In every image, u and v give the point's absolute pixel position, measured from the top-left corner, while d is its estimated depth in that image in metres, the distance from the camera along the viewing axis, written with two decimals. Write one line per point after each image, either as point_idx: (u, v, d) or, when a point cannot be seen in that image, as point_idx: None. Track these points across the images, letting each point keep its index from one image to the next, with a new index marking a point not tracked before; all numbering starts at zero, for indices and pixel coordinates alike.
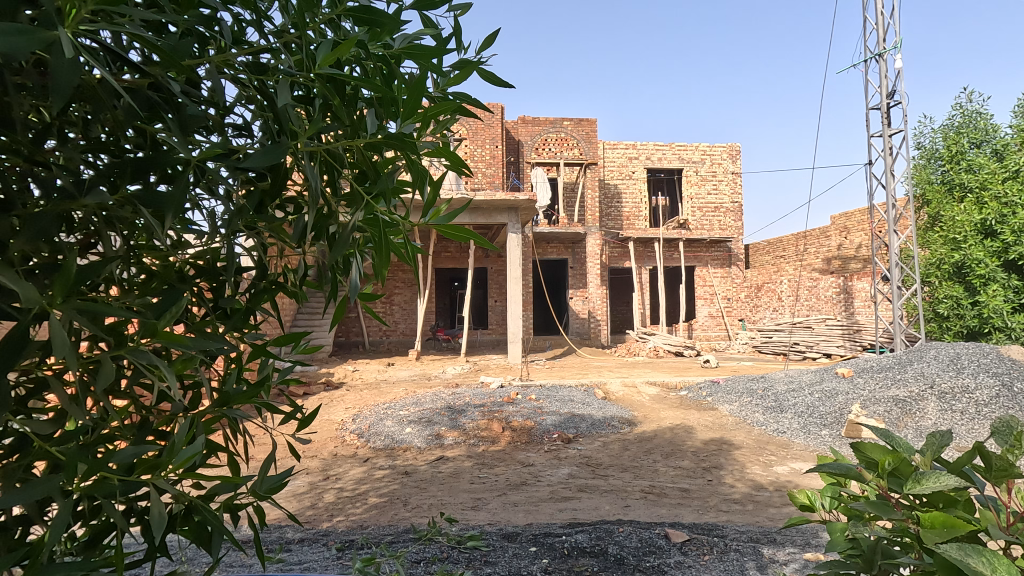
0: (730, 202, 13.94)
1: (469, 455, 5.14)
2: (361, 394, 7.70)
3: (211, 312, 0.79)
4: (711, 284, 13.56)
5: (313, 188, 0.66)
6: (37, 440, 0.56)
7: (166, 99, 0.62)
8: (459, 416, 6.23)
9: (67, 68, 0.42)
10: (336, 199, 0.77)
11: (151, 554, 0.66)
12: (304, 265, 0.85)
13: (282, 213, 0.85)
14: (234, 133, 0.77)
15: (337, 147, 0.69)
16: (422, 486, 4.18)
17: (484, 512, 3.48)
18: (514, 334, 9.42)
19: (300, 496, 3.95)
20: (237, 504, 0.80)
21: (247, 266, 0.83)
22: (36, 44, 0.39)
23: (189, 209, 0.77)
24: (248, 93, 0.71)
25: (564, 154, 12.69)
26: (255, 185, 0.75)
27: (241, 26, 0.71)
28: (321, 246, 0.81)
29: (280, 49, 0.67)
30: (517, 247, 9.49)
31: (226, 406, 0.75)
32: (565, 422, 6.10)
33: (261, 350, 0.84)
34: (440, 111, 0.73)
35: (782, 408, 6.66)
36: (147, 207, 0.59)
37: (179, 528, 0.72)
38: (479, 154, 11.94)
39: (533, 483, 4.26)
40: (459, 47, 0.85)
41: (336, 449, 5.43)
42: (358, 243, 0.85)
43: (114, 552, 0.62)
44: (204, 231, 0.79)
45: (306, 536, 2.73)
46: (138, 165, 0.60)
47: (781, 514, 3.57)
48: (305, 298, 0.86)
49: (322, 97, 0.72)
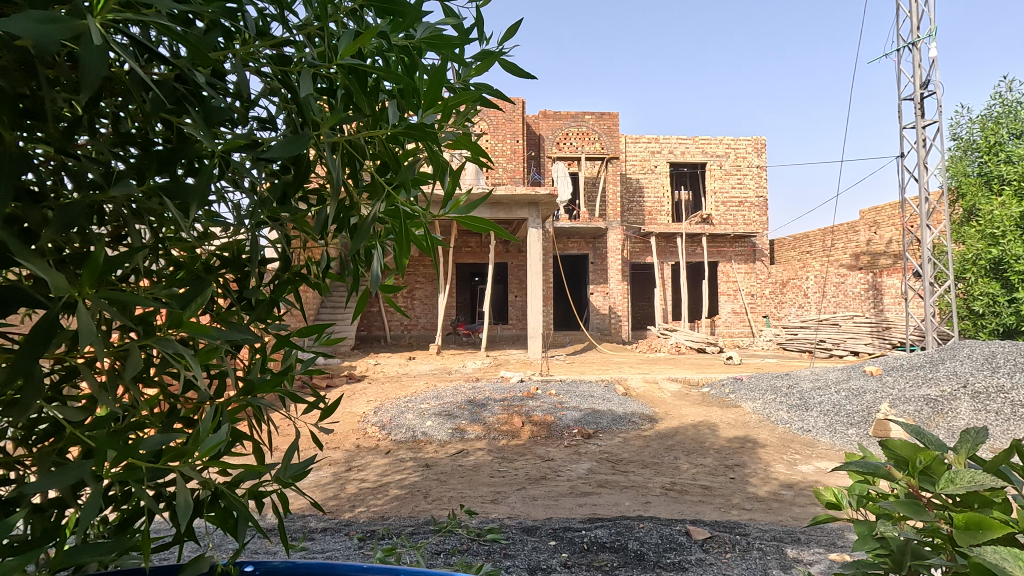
0: (756, 197, 13.69)
1: (489, 449, 5.16)
2: (383, 386, 7.80)
3: (236, 303, 0.80)
4: (734, 280, 13.37)
5: (334, 180, 0.66)
6: (69, 427, 0.57)
7: (192, 92, 0.63)
8: (479, 410, 6.25)
9: (96, 59, 0.42)
10: (358, 191, 0.77)
11: (179, 538, 0.67)
12: (326, 257, 0.85)
13: (306, 205, 0.86)
14: (258, 126, 0.78)
15: (359, 138, 0.69)
16: (442, 479, 4.21)
17: (504, 506, 3.50)
18: (535, 329, 9.44)
19: (323, 486, 4.02)
20: (262, 491, 0.81)
21: (271, 258, 0.84)
22: (67, 34, 0.40)
23: (214, 201, 0.78)
24: (272, 86, 0.72)
25: (585, 148, 12.61)
26: (279, 177, 0.75)
27: (265, 20, 0.72)
28: (343, 239, 0.81)
29: (302, 42, 0.68)
30: (537, 243, 9.48)
31: (250, 395, 0.76)
32: (586, 417, 6.09)
33: (285, 341, 0.85)
34: (462, 102, 0.73)
35: (808, 406, 6.54)
36: (173, 200, 0.60)
37: (206, 514, 0.73)
38: (501, 149, 11.95)
39: (554, 478, 4.25)
40: (481, 37, 0.85)
41: (359, 440, 5.52)
42: (379, 235, 0.85)
43: (143, 536, 0.63)
44: (230, 223, 0.80)
45: (328, 525, 2.77)
46: (164, 158, 0.61)
47: (806, 514, 3.51)
48: (327, 289, 0.87)
49: (344, 88, 0.72)
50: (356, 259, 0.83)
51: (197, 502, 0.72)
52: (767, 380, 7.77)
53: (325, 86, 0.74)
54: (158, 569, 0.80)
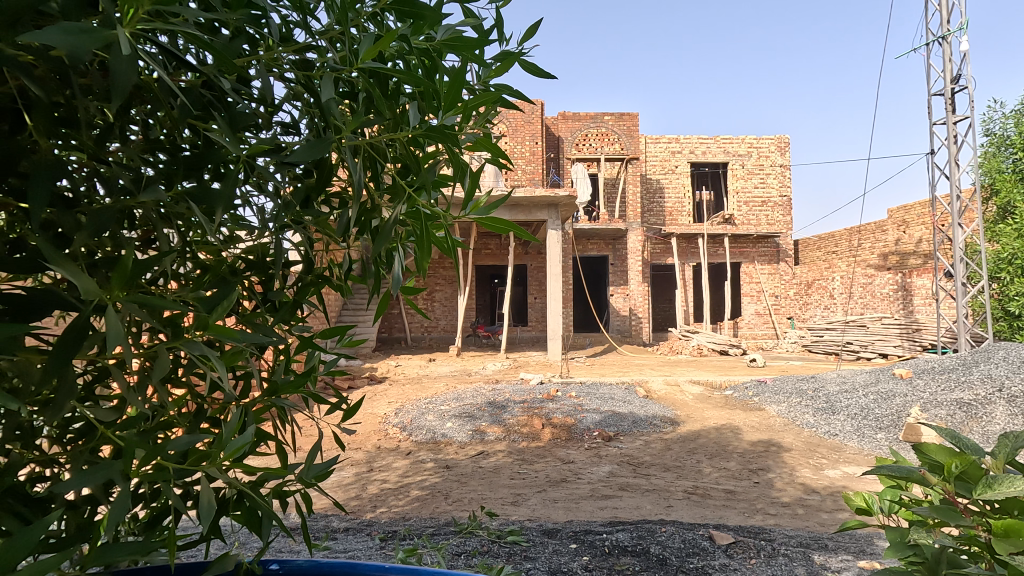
0: (779, 196, 13.46)
1: (509, 451, 5.15)
2: (404, 388, 7.86)
3: (261, 305, 0.82)
4: (758, 281, 13.16)
5: (355, 183, 0.67)
6: (100, 427, 0.59)
7: (218, 98, 0.64)
8: (500, 412, 6.26)
9: (125, 66, 0.43)
10: (379, 194, 0.77)
11: (206, 537, 0.68)
12: (349, 259, 0.86)
13: (328, 208, 0.87)
14: (282, 131, 0.79)
15: (380, 141, 0.69)
16: (463, 480, 4.22)
17: (525, 508, 3.49)
18: (555, 331, 9.41)
19: (345, 487, 4.06)
20: (286, 491, 0.82)
21: (294, 261, 0.85)
22: (97, 44, 0.41)
23: (240, 205, 0.80)
24: (295, 91, 0.73)
25: (605, 149, 12.55)
26: (302, 181, 0.77)
27: (289, 26, 0.73)
28: (364, 241, 0.82)
29: (325, 47, 0.68)
30: (557, 244, 9.46)
31: (274, 396, 0.77)
32: (606, 419, 6.05)
33: (308, 342, 0.86)
34: (482, 103, 0.73)
35: (835, 409, 6.40)
36: (199, 204, 0.61)
37: (232, 513, 0.74)
38: (520, 150, 11.97)
39: (574, 480, 4.23)
40: (501, 38, 0.85)
41: (380, 441, 5.56)
42: (400, 237, 0.85)
43: (171, 534, 0.64)
44: (255, 226, 0.82)
45: (351, 525, 2.80)
46: (191, 164, 0.62)
47: (833, 520, 3.42)
48: (350, 291, 0.88)
49: (365, 92, 0.72)
50: (377, 261, 0.84)
51: (223, 501, 0.73)
52: (792, 383, 7.63)
53: (348, 91, 0.74)
54: (186, 565, 0.81)
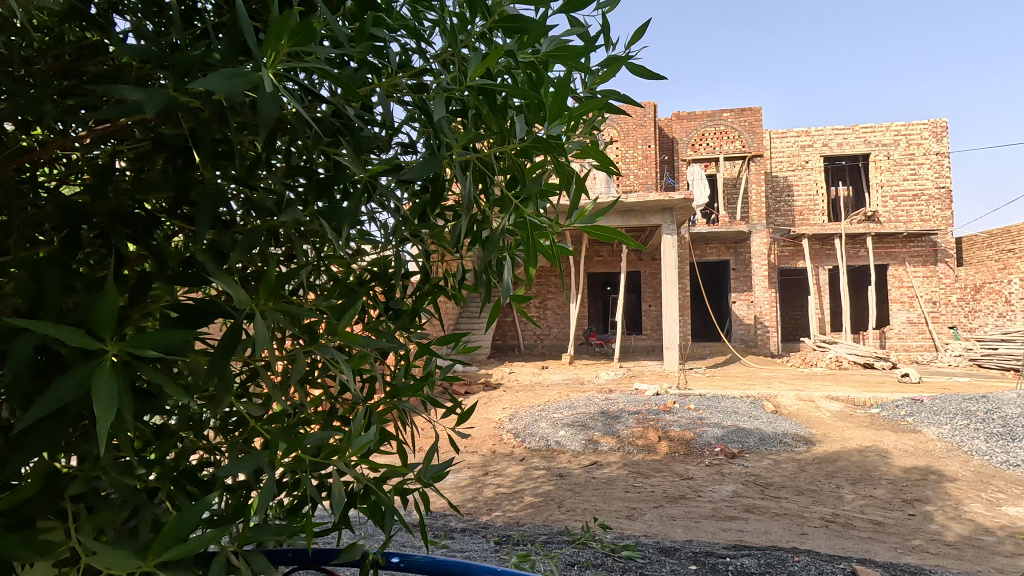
0: (935, 188, 11.81)
1: (624, 463, 5.02)
2: (517, 394, 8.00)
3: (384, 313, 0.88)
4: (909, 285, 11.62)
5: (466, 196, 0.70)
6: (251, 421, 0.66)
7: (345, 124, 0.70)
8: (613, 423, 6.13)
9: (269, 102, 0.49)
10: (489, 206, 0.80)
11: (337, 526, 0.74)
12: (462, 269, 0.90)
13: (443, 220, 0.91)
14: (402, 151, 0.85)
15: (489, 155, 0.72)
16: (577, 490, 4.19)
17: (640, 523, 3.38)
18: (671, 340, 9.05)
19: (463, 488, 4.22)
20: (406, 488, 0.87)
21: (413, 271, 0.91)
22: (246, 86, 0.46)
23: (365, 221, 0.86)
24: (412, 113, 0.78)
25: (724, 148, 11.89)
26: (418, 196, 0.81)
27: (407, 53, 0.78)
28: (475, 251, 0.85)
29: (438, 69, 0.72)
30: (672, 250, 9.11)
31: (396, 398, 0.82)
32: (729, 435, 5.67)
33: (426, 348, 0.91)
34: (587, 110, 0.72)
35: (1015, 436, 5.43)
36: (330, 222, 0.67)
37: (359, 505, 0.80)
38: (632, 155, 11.73)
39: (694, 498, 4.01)
40: (607, 43, 0.84)
41: (495, 446, 5.71)
42: (509, 247, 0.87)
43: (308, 520, 0.70)
44: (378, 240, 0.88)
45: (467, 526, 2.90)
46: (322, 185, 0.68)
47: (1015, 567, 2.90)
48: (463, 300, 0.91)
49: (475, 108, 0.75)
50: (488, 270, 0.86)
51: (351, 494, 0.79)
52: (957, 403, 6.61)
53: (459, 109, 0.78)
54: (321, 550, 0.89)
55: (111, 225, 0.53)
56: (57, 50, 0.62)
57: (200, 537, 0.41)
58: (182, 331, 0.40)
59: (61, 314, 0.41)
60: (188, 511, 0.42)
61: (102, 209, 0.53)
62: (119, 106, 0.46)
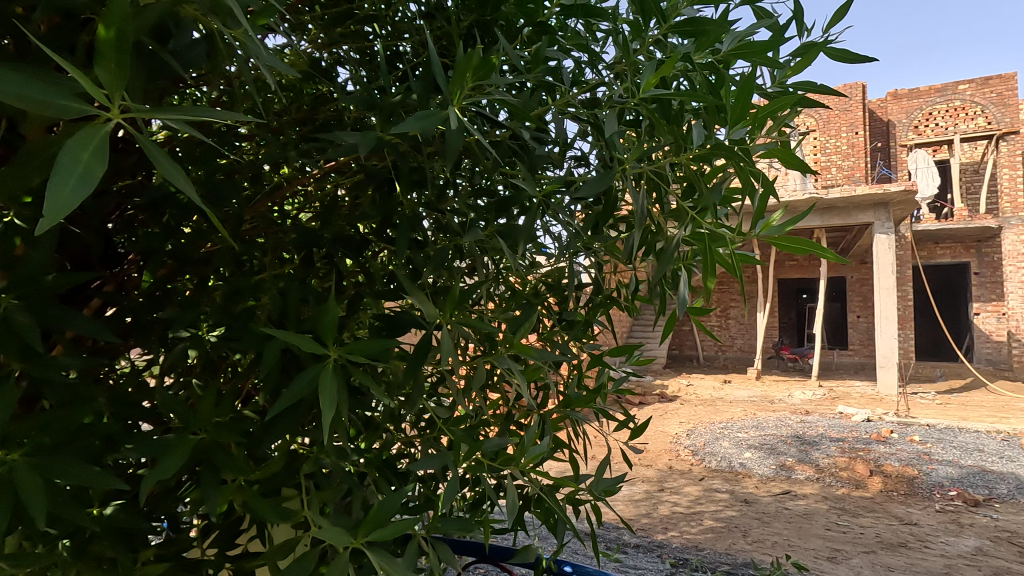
0: None
1: (825, 496, 4.42)
2: (696, 409, 7.56)
3: (558, 323, 0.90)
4: None
5: (639, 209, 0.68)
6: (439, 421, 0.73)
7: (522, 145, 0.74)
8: (811, 449, 5.44)
9: (456, 134, 0.53)
10: (664, 216, 0.77)
11: (513, 527, 0.77)
12: (636, 281, 0.88)
13: (616, 231, 0.90)
14: (576, 165, 0.86)
15: (664, 165, 0.69)
16: (765, 520, 3.80)
17: (846, 569, 2.94)
18: (886, 358, 7.74)
19: (637, 502, 4.11)
20: (578, 499, 0.87)
21: (586, 282, 0.91)
22: (434, 125, 0.49)
23: (540, 234, 0.90)
24: (585, 127, 0.79)
25: (961, 128, 9.84)
26: (591, 209, 0.82)
27: (581, 69, 0.80)
28: (650, 262, 0.83)
29: (612, 82, 0.72)
30: (888, 252, 7.80)
31: (568, 408, 0.83)
32: (970, 477, 4.64)
33: (599, 360, 0.91)
34: (777, 108, 0.66)
35: None
36: (507, 239, 0.71)
37: (533, 510, 0.82)
38: (834, 146, 10.35)
39: (919, 549, 3.36)
40: (802, 30, 0.76)
41: (672, 461, 5.46)
42: (686, 257, 0.83)
43: (487, 518, 0.75)
44: (553, 252, 0.91)
45: (642, 542, 2.82)
46: (500, 205, 0.73)
47: None
48: (637, 311, 0.89)
49: (650, 117, 0.73)
50: (663, 282, 0.83)
51: (526, 498, 0.82)
52: None
53: (632, 120, 0.76)
54: (499, 547, 0.94)
55: (334, 247, 0.62)
56: (297, 104, 0.76)
57: (398, 524, 0.47)
58: (386, 341, 0.45)
59: (299, 323, 0.50)
60: (389, 497, 0.48)
61: (328, 234, 0.63)
62: (340, 148, 0.55)
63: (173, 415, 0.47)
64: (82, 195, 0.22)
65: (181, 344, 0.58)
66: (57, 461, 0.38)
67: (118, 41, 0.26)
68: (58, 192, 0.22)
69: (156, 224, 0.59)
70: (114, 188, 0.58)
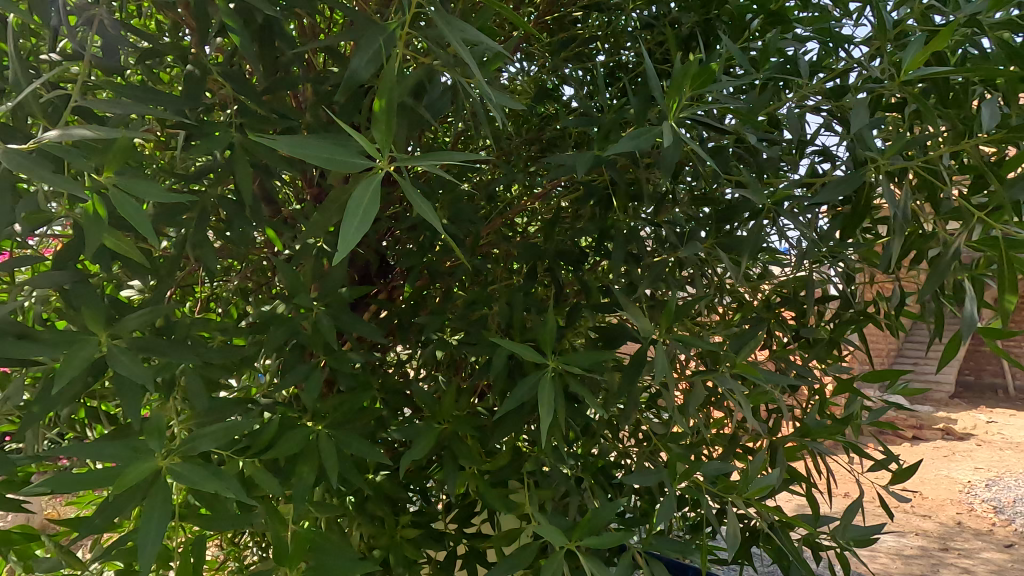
0: None
1: None
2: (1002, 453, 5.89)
3: (795, 340, 0.79)
4: None
5: (899, 216, 0.56)
6: (655, 437, 0.70)
7: (749, 148, 0.67)
8: None
9: (673, 146, 0.50)
10: (940, 216, 0.62)
11: (737, 560, 0.71)
12: (901, 293, 0.73)
13: (874, 234, 0.76)
14: (818, 160, 0.75)
15: (938, 157, 0.56)
16: None
17: None
18: None
19: None
20: (820, 544, 0.76)
21: (832, 294, 0.79)
22: (647, 144, 0.44)
23: (774, 240, 0.80)
24: (830, 118, 0.68)
25: None
26: (838, 211, 0.70)
27: (826, 51, 0.69)
28: (920, 272, 0.68)
29: (866, 62, 0.61)
30: None
31: (808, 439, 0.73)
32: None
33: (849, 385, 0.77)
34: None
35: None
36: (730, 249, 0.65)
37: (762, 545, 0.74)
38: None
39: None
40: None
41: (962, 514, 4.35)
42: (976, 265, 0.66)
43: (707, 545, 0.70)
44: (789, 260, 0.81)
45: None
46: (723, 214, 0.67)
47: None
48: (903, 330, 0.73)
49: (921, 97, 0.60)
50: (941, 296, 0.67)
51: (753, 532, 0.74)
52: None
53: (896, 104, 0.63)
54: None
55: (555, 261, 0.64)
56: (527, 127, 0.82)
57: (609, 536, 0.47)
58: (602, 354, 0.47)
59: (524, 332, 0.54)
60: (603, 506, 0.49)
61: (550, 248, 0.65)
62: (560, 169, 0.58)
63: (424, 406, 0.56)
64: (360, 232, 0.28)
65: (431, 345, 0.68)
66: (345, 434, 0.50)
67: (387, 106, 0.30)
68: (346, 231, 0.27)
69: (413, 243, 0.70)
70: (386, 214, 0.70)
